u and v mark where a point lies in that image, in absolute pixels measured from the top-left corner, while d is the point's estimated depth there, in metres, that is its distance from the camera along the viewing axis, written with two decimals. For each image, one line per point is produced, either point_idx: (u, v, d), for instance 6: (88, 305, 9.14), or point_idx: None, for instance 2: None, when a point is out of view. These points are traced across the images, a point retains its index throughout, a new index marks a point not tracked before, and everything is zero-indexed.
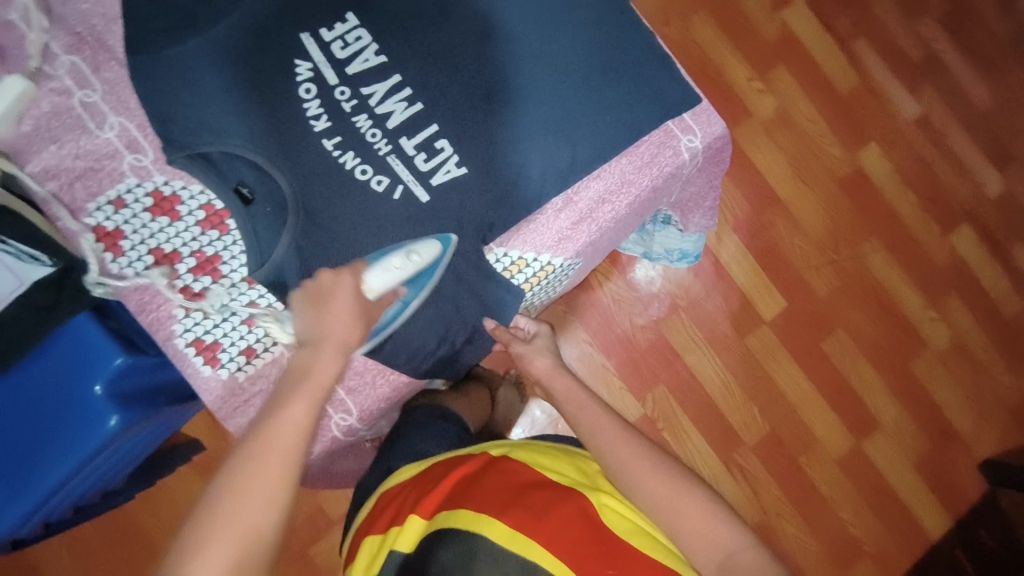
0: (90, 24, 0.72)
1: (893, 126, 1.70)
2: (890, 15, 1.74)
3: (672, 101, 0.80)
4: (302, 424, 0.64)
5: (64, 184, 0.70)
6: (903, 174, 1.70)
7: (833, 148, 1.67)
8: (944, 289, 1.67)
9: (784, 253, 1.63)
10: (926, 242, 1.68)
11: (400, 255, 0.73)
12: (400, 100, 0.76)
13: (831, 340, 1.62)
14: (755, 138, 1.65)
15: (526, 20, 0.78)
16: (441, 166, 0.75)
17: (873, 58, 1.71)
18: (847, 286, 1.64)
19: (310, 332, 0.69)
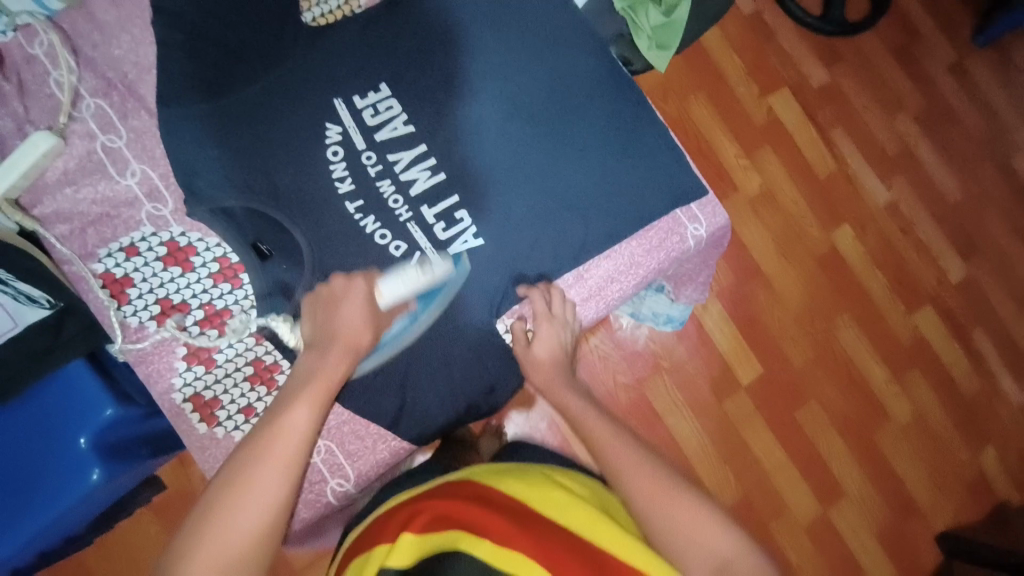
0: (121, 71, 0.72)
1: (866, 210, 1.81)
2: (867, 109, 1.87)
3: (681, 190, 0.84)
4: (305, 428, 0.60)
5: (76, 229, 0.69)
6: (874, 255, 1.80)
7: (812, 226, 1.77)
8: (908, 366, 1.75)
9: (764, 323, 1.69)
10: (894, 320, 1.77)
11: (413, 266, 0.72)
12: (424, 169, 0.78)
13: (803, 410, 1.67)
14: (739, 213, 1.73)
15: (550, 104, 0.83)
16: (458, 236, 0.77)
17: (850, 147, 1.84)
18: (819, 357, 1.71)
19: (322, 334, 0.68)
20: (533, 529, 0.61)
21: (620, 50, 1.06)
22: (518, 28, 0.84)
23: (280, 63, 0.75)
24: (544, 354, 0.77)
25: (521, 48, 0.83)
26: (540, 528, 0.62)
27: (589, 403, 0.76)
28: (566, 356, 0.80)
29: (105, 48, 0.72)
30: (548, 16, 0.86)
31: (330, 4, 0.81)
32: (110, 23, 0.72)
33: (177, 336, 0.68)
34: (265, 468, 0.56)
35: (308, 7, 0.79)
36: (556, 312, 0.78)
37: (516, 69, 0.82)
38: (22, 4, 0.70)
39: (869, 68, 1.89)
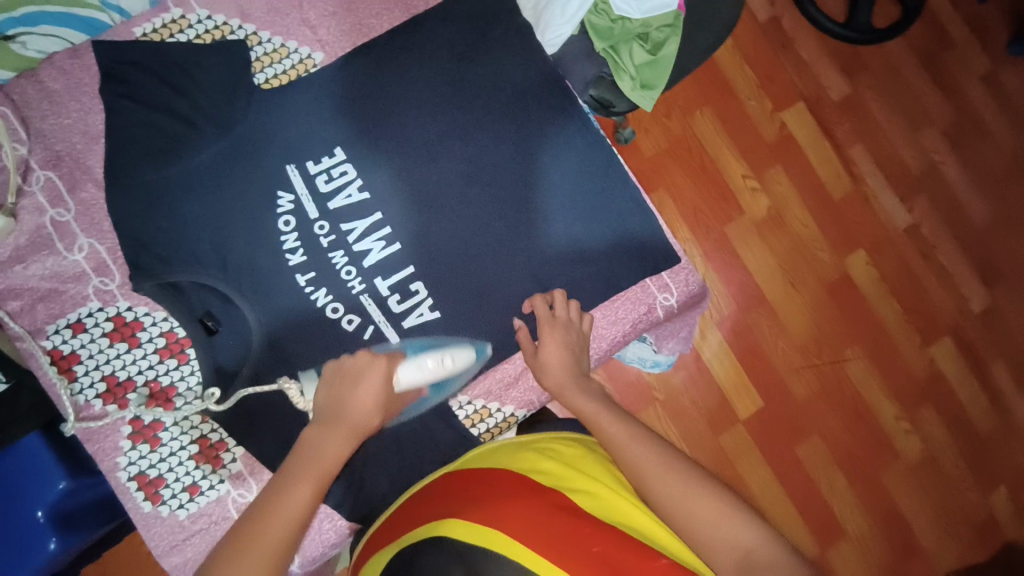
0: (70, 142, 0.71)
1: (884, 234, 1.69)
2: (892, 126, 1.73)
3: (652, 260, 0.79)
4: (299, 516, 0.56)
5: (26, 305, 0.68)
6: (890, 283, 1.68)
7: (823, 251, 1.66)
8: (919, 401, 1.65)
9: (767, 354, 1.60)
10: (906, 351, 1.66)
11: (435, 359, 0.72)
12: (379, 239, 0.76)
13: (805, 445, 1.58)
14: (744, 236, 1.62)
15: (518, 165, 0.79)
16: (413, 309, 0.76)
17: (869, 166, 1.71)
18: (826, 391, 1.61)
19: (326, 409, 0.64)
20: (533, 522, 0.58)
21: (600, 91, 0.99)
22: (483, 83, 0.79)
23: (231, 128, 0.73)
24: (551, 357, 0.72)
25: (487, 106, 0.79)
26: (540, 518, 0.59)
27: (600, 399, 0.70)
28: (580, 364, 0.73)
29: (54, 118, 0.70)
30: (517, 67, 0.80)
31: (285, 64, 0.76)
32: (60, 93, 0.71)
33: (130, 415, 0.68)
34: (261, 546, 0.53)
35: (259, 67, 0.75)
36: (568, 316, 0.74)
37: (480, 130, 0.79)
38: None
39: (895, 81, 1.75)
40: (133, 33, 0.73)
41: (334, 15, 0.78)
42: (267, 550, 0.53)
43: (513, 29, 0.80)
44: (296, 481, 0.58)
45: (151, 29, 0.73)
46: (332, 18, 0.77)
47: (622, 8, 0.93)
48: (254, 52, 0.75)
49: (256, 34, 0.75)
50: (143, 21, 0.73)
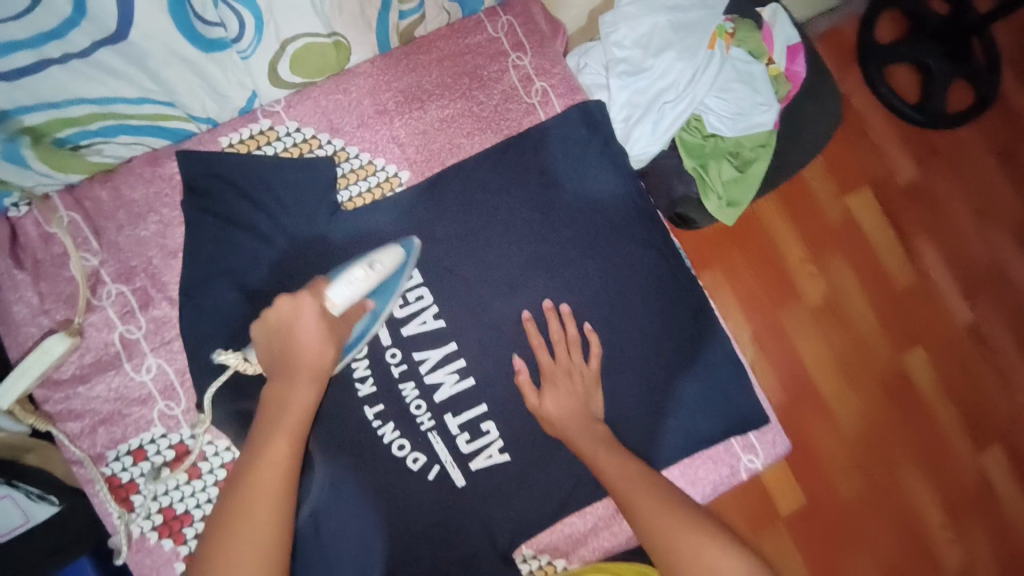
0: (146, 257, 0.67)
1: (945, 332, 1.37)
2: (956, 215, 1.42)
3: (737, 417, 0.76)
4: (287, 466, 0.55)
5: (87, 427, 0.65)
6: (949, 384, 1.36)
7: (882, 344, 1.34)
8: (967, 516, 1.32)
9: (816, 450, 1.29)
10: (957, 456, 1.34)
11: (360, 266, 0.63)
12: (451, 372, 0.71)
13: (845, 549, 1.25)
14: (798, 323, 1.31)
15: (600, 301, 0.74)
16: (483, 450, 0.72)
17: (931, 250, 1.39)
18: (870, 492, 1.29)
19: (275, 363, 0.60)
20: None
21: (686, 210, 0.94)
22: (574, 214, 0.75)
23: (310, 248, 0.70)
24: (553, 410, 0.69)
25: (574, 237, 0.74)
26: None
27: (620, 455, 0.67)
28: (585, 398, 0.70)
29: (131, 230, 0.67)
30: (613, 198, 0.76)
31: (369, 182, 0.72)
32: (138, 203, 0.67)
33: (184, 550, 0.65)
34: (252, 507, 0.52)
35: (344, 184, 0.72)
36: (568, 360, 0.71)
37: (565, 264, 0.74)
38: (36, 180, 0.63)
39: (968, 170, 1.44)
40: (219, 142, 0.69)
41: (425, 133, 0.73)
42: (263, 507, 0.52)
43: (608, 156, 0.76)
44: (269, 438, 0.56)
45: (238, 139, 0.69)
46: (421, 136, 0.73)
47: (717, 127, 0.89)
48: (341, 168, 0.72)
49: (345, 150, 0.72)
50: (230, 131, 0.69)
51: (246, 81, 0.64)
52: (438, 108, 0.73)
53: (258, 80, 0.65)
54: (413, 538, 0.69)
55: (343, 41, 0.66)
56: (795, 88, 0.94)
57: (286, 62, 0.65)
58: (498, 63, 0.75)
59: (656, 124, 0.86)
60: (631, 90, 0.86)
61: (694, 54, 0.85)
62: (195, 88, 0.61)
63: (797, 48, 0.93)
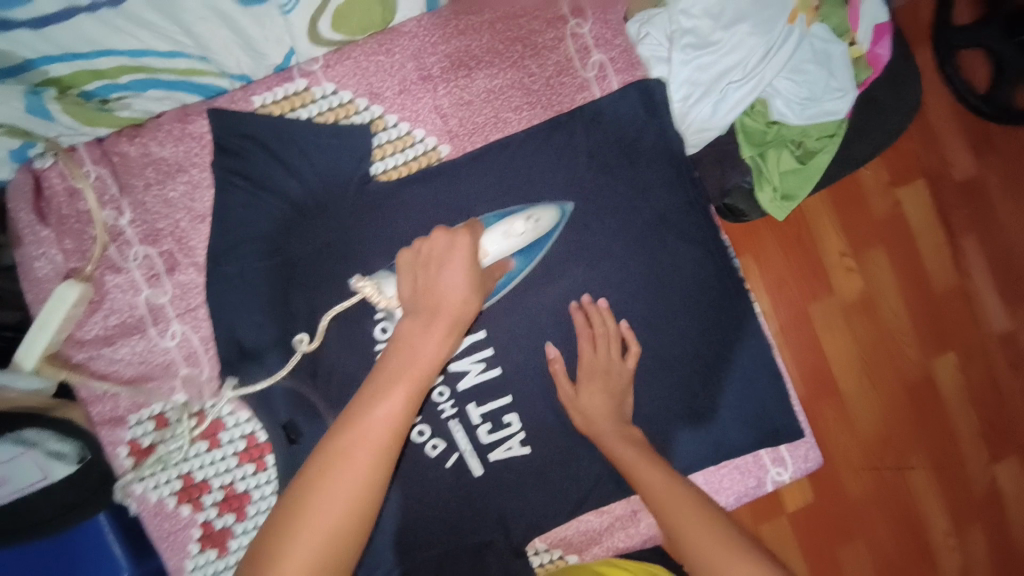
0: (172, 218, 0.64)
1: (977, 338, 1.18)
2: (1006, 209, 1.20)
3: (771, 429, 0.74)
4: (396, 423, 0.47)
5: (110, 389, 0.65)
6: (981, 398, 1.18)
7: (909, 344, 1.14)
8: (975, 519, 1.15)
9: (830, 451, 1.11)
10: (973, 471, 1.16)
11: (520, 219, 0.64)
12: (477, 361, 0.70)
13: (849, 547, 1.10)
14: (830, 315, 1.12)
15: (641, 299, 0.70)
16: (502, 441, 0.70)
17: (973, 248, 1.19)
18: (885, 498, 1.11)
19: (418, 301, 0.55)
20: None
21: (735, 202, 0.87)
22: (621, 205, 0.70)
23: (337, 223, 0.65)
24: (591, 409, 0.66)
25: (621, 228, 0.70)
26: None
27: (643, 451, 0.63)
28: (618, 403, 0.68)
29: (156, 189, 0.64)
30: (664, 189, 0.71)
31: (408, 154, 0.67)
32: (167, 162, 0.64)
33: (201, 515, 0.65)
34: (342, 473, 0.44)
35: (379, 156, 0.67)
36: (607, 356, 0.68)
37: (608, 257, 0.70)
38: (57, 130, 0.60)
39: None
40: (252, 102, 0.64)
41: (469, 104, 0.68)
42: (365, 460, 0.44)
43: (664, 143, 0.71)
44: (386, 385, 0.48)
45: (271, 100, 0.64)
46: (465, 107, 0.68)
47: (782, 113, 0.81)
48: (377, 138, 0.67)
49: (382, 118, 0.67)
50: (264, 90, 0.64)
51: (284, 37, 0.59)
52: (485, 78, 0.68)
53: (297, 37, 0.60)
54: (430, 523, 0.68)
55: None
56: (875, 73, 0.84)
57: (327, 16, 0.59)
58: (555, 29, 0.69)
59: (716, 107, 0.80)
60: (697, 66, 0.78)
61: (771, 29, 0.76)
62: (227, 43, 0.56)
63: (885, 28, 0.82)
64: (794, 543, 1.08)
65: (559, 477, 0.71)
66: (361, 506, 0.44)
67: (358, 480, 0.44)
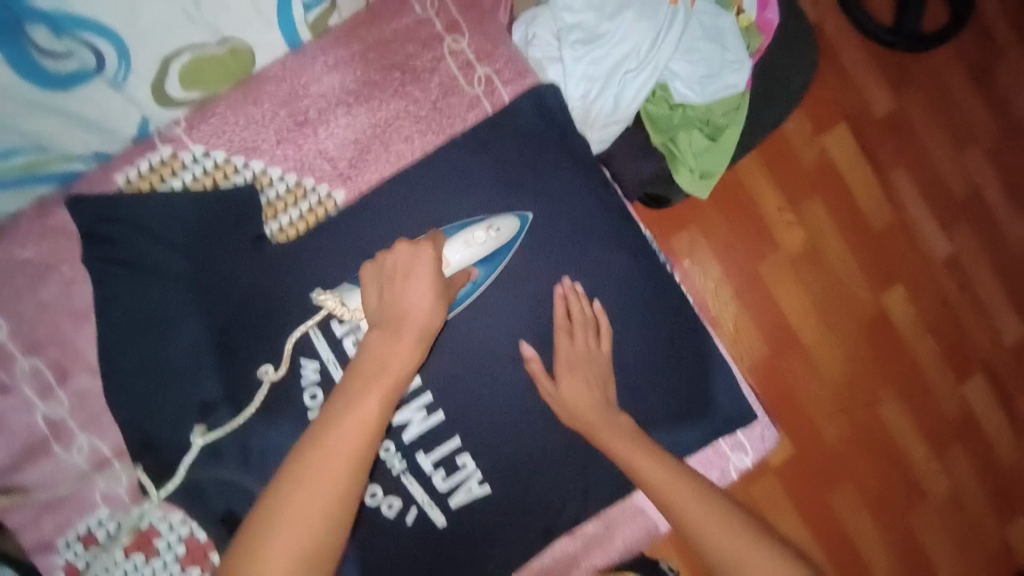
0: (53, 323, 0.60)
1: (924, 265, 1.17)
2: (931, 135, 1.19)
3: (724, 419, 0.73)
4: (370, 425, 0.46)
5: (31, 516, 0.59)
6: (937, 322, 1.17)
7: (859, 283, 1.14)
8: (952, 438, 1.15)
9: (800, 401, 1.10)
10: (942, 394, 1.16)
11: (481, 227, 0.63)
12: (420, 408, 0.65)
13: (838, 489, 1.10)
14: (780, 271, 1.11)
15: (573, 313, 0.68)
16: (461, 484, 0.66)
17: (906, 180, 1.18)
18: (860, 434, 1.12)
19: (383, 314, 0.54)
20: None
21: (654, 188, 0.88)
22: (536, 218, 0.67)
23: (230, 285, 0.59)
24: (565, 400, 0.64)
25: (540, 243, 0.67)
26: None
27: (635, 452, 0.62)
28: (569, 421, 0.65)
29: (30, 293, 0.59)
30: (577, 194, 0.68)
31: (302, 207, 0.63)
32: (32, 264, 0.59)
33: None
34: (326, 470, 0.43)
35: (271, 214, 0.63)
36: (582, 346, 0.66)
37: (532, 278, 0.67)
38: None
39: (943, 90, 1.20)
40: (114, 181, 0.60)
41: (356, 142, 0.64)
42: (347, 462, 0.44)
43: (566, 150, 0.69)
44: (356, 390, 0.48)
45: (136, 174, 0.60)
46: (353, 147, 0.64)
47: (684, 95, 0.80)
48: (266, 195, 0.63)
49: (266, 174, 0.62)
50: (126, 165, 0.60)
51: (129, 109, 0.57)
52: (369, 112, 0.64)
53: (143, 105, 0.57)
54: None
55: (241, 45, 0.59)
56: (767, 39, 0.84)
57: (175, 78, 0.57)
58: (432, 50, 0.66)
59: (619, 98, 0.77)
60: (589, 60, 0.76)
61: (654, 13, 0.75)
62: (63, 128, 0.54)
63: None
64: (784, 494, 1.07)
65: (527, 511, 0.67)
66: (334, 509, 0.43)
67: (336, 489, 0.43)
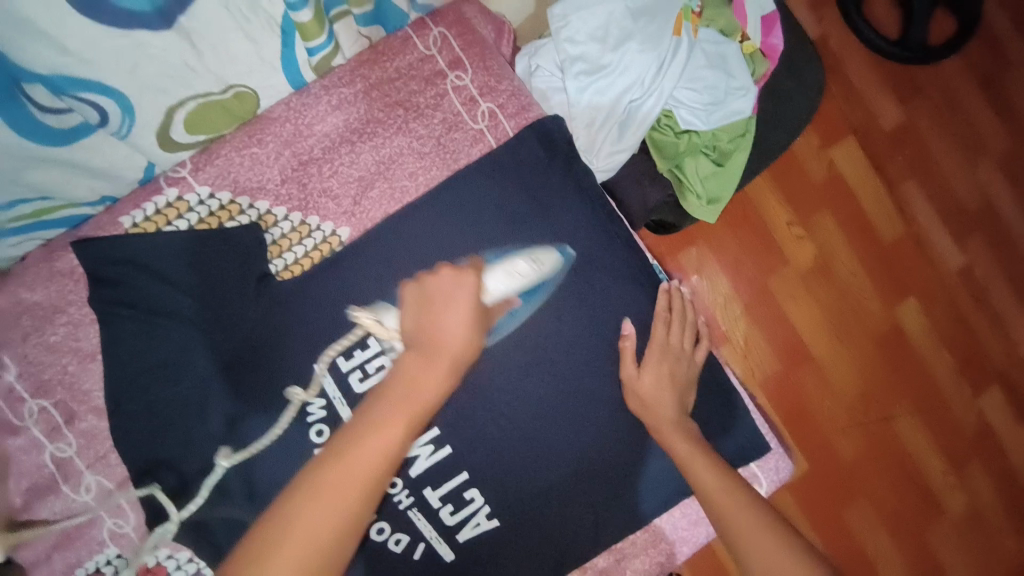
0: (61, 365, 0.60)
1: (937, 279, 1.15)
2: (941, 149, 1.18)
3: (736, 449, 0.71)
4: (394, 456, 0.45)
5: (40, 554, 0.59)
6: (951, 336, 1.15)
7: (871, 297, 1.12)
8: (971, 452, 1.13)
9: (814, 420, 1.08)
10: (958, 410, 1.14)
11: (523, 260, 0.63)
12: (426, 442, 0.65)
13: (856, 510, 1.07)
14: (790, 290, 1.09)
15: (581, 346, 0.67)
16: (469, 519, 0.65)
17: (919, 193, 1.16)
18: (876, 453, 1.09)
19: (417, 335, 0.52)
20: None
21: (663, 215, 0.87)
22: (542, 250, 0.66)
23: (236, 321, 0.60)
24: None
25: (547, 273, 0.66)
26: None
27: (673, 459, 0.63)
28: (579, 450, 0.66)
29: (39, 335, 0.60)
30: (582, 225, 0.68)
31: (307, 244, 0.64)
32: (41, 306, 0.60)
33: None
34: (342, 493, 0.42)
35: (276, 253, 0.63)
36: None
37: (538, 308, 0.66)
38: None
39: (953, 103, 1.19)
40: (121, 224, 0.60)
41: (360, 180, 0.64)
42: (354, 499, 0.42)
43: (571, 180, 0.68)
44: (386, 415, 0.47)
45: (142, 217, 0.60)
46: (357, 183, 0.64)
47: (690, 122, 0.79)
48: (270, 234, 0.63)
49: (270, 213, 0.62)
50: (132, 208, 0.60)
51: (133, 156, 0.57)
52: (372, 149, 0.64)
53: (147, 151, 0.57)
54: None
55: (246, 90, 0.59)
56: (773, 64, 0.84)
57: (179, 124, 0.57)
58: (435, 86, 0.66)
59: (622, 129, 0.78)
60: (593, 91, 0.76)
61: (659, 43, 0.74)
62: (66, 177, 0.54)
63: (773, 18, 0.82)
64: (801, 515, 1.06)
65: (536, 547, 0.66)
66: (340, 533, 0.42)
67: (346, 512, 0.42)
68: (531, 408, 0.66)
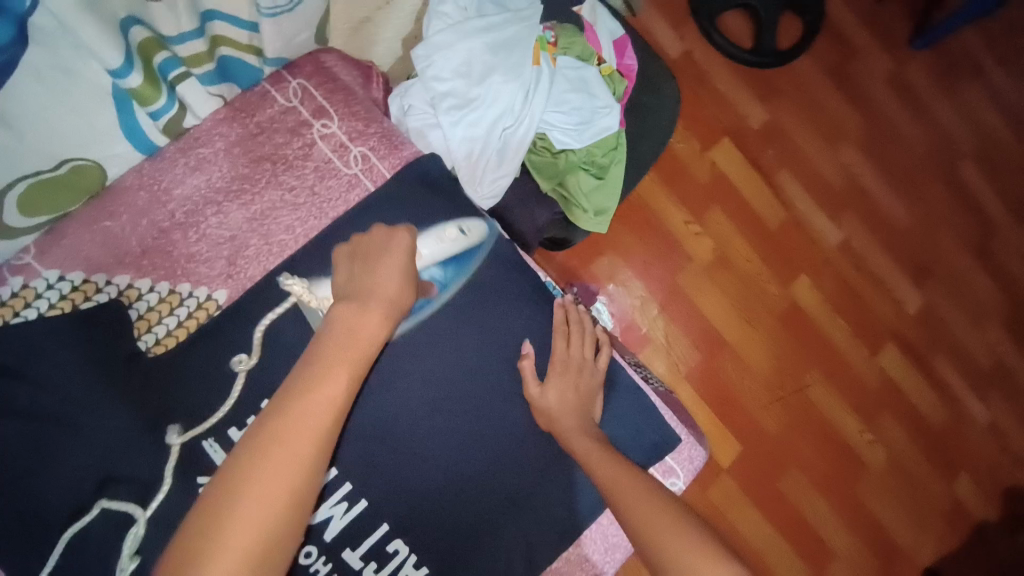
0: None
1: (820, 256, 1.22)
2: (804, 137, 1.26)
3: (651, 447, 0.74)
4: (342, 399, 0.45)
5: None
6: (844, 304, 1.22)
7: (767, 279, 1.19)
8: (879, 407, 1.20)
9: (735, 402, 1.13)
10: (860, 371, 1.20)
11: (452, 227, 0.68)
12: (339, 501, 0.62)
13: (787, 482, 1.13)
14: (692, 285, 1.15)
15: (487, 373, 0.67)
16: (396, 573, 0.63)
17: (790, 178, 1.23)
18: (798, 424, 1.15)
19: (353, 288, 0.53)
20: None
21: (553, 232, 0.90)
22: (433, 283, 0.67)
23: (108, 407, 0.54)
24: None
25: (440, 305, 0.67)
26: None
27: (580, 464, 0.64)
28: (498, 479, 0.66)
29: None
30: (470, 255, 0.69)
31: (180, 314, 0.59)
32: None
33: None
34: (289, 444, 0.41)
35: (144, 329, 0.58)
36: None
37: (436, 344, 0.66)
38: None
39: (808, 96, 1.27)
40: None
41: (232, 239, 0.62)
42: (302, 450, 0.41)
43: (452, 211, 0.69)
44: (324, 362, 0.46)
45: None
46: (229, 244, 0.62)
47: (564, 142, 0.83)
48: (135, 309, 0.58)
49: (132, 287, 0.59)
50: None
51: None
52: (241, 207, 0.62)
53: None
54: None
55: (85, 163, 0.56)
56: (632, 84, 0.91)
57: (11, 208, 0.53)
58: (301, 136, 0.65)
59: (501, 155, 0.80)
60: (466, 124, 0.78)
61: (520, 72, 0.78)
62: None
63: (622, 42, 0.91)
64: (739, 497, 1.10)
65: None
66: (300, 484, 0.41)
67: (297, 467, 0.41)
68: (446, 445, 0.65)
